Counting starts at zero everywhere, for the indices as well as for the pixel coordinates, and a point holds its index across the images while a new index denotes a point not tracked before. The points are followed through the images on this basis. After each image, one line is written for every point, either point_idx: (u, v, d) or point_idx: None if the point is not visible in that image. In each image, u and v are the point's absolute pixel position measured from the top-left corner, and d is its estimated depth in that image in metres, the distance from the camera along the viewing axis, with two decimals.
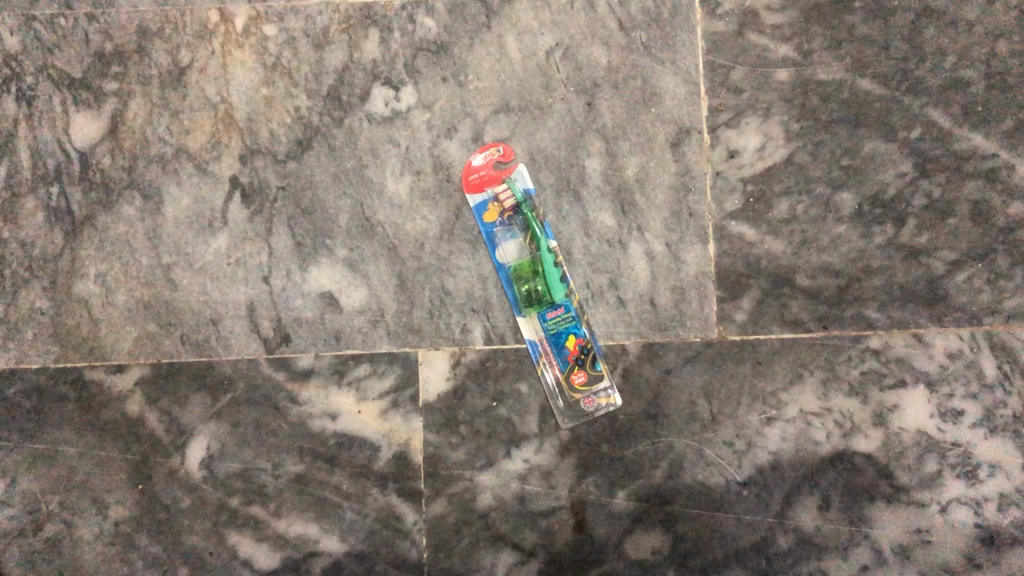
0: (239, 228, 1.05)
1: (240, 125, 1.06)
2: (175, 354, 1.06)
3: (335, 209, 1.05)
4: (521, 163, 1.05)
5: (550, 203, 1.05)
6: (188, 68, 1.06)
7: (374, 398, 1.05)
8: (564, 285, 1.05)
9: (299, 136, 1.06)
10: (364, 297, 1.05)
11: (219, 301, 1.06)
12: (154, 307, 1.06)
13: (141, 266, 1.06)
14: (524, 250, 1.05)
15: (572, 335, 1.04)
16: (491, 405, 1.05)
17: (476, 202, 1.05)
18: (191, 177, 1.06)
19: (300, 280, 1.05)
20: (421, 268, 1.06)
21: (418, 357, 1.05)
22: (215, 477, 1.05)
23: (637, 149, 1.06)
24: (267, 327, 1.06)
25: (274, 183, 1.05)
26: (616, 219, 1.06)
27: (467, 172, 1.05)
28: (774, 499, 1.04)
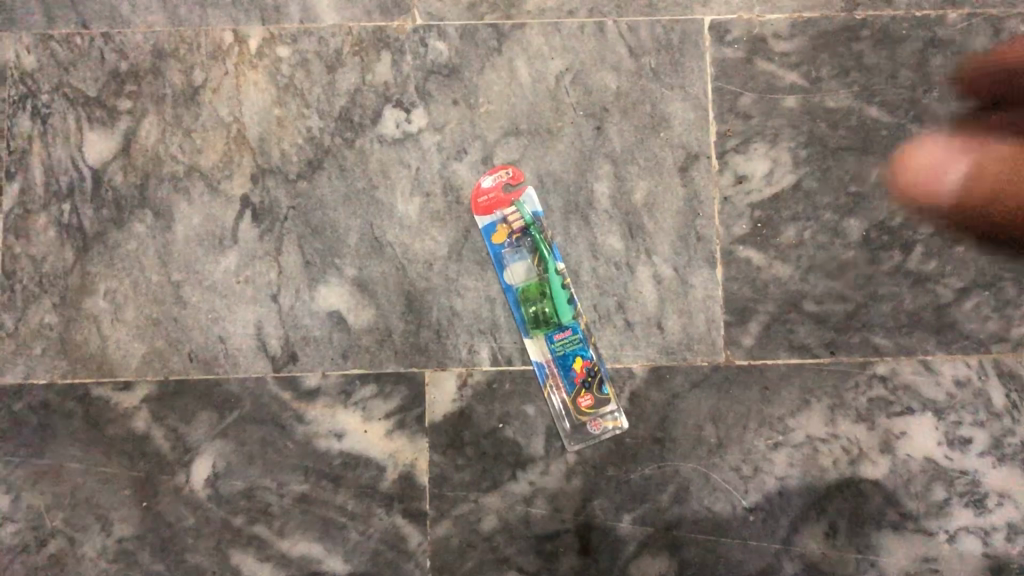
0: (248, 247, 1.06)
1: (252, 144, 1.07)
2: (182, 371, 1.06)
3: (345, 229, 1.06)
4: (530, 186, 1.06)
5: (559, 225, 1.06)
6: (202, 88, 1.07)
7: (380, 418, 1.05)
8: (572, 307, 1.05)
9: (311, 156, 1.06)
10: (372, 317, 1.06)
11: (227, 319, 1.06)
12: (162, 324, 1.06)
13: (151, 283, 1.06)
14: (532, 272, 1.05)
15: (579, 357, 1.04)
16: (497, 426, 1.05)
17: (484, 223, 1.05)
18: (202, 196, 1.06)
19: (309, 299, 1.06)
20: (430, 289, 1.06)
21: (425, 377, 1.05)
22: (221, 495, 1.05)
23: (646, 173, 1.06)
24: (275, 346, 1.06)
25: (285, 203, 1.06)
26: (624, 242, 1.06)
27: (475, 193, 1.06)
28: (781, 525, 1.04)
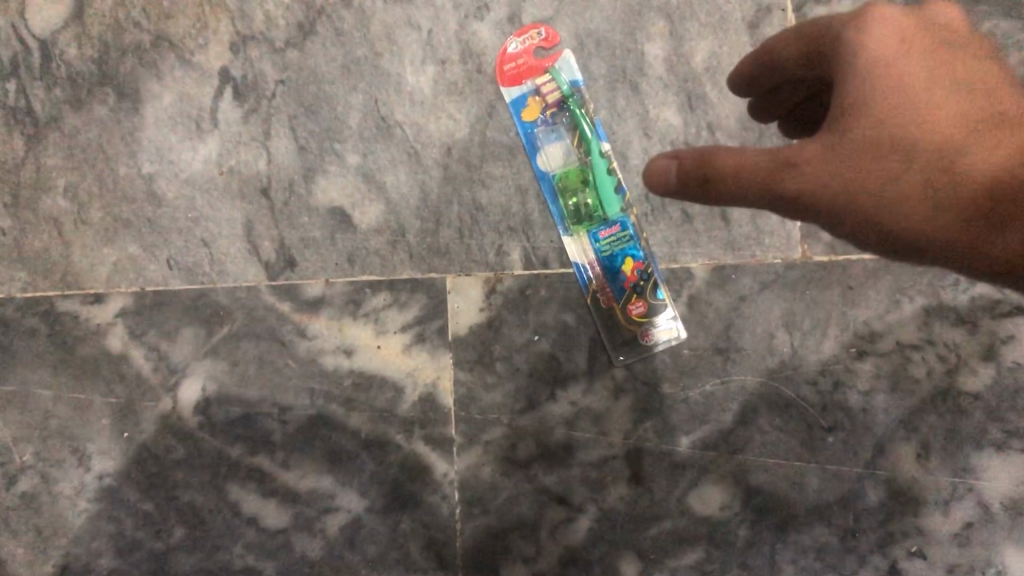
0: (231, 132, 0.89)
1: (230, 5, 0.88)
2: (161, 281, 0.90)
3: (344, 106, 0.88)
4: (567, 49, 0.87)
5: (602, 97, 0.87)
6: None
7: (397, 332, 0.90)
8: (620, 196, 0.88)
9: (301, 18, 0.88)
10: (382, 213, 0.89)
11: (210, 219, 0.90)
12: (135, 225, 0.90)
13: (118, 177, 0.89)
14: (570, 156, 0.88)
15: (629, 257, 0.88)
16: (532, 339, 0.89)
17: (512, 96, 0.87)
18: (174, 71, 0.88)
19: (305, 193, 0.89)
20: (448, 178, 0.89)
21: (447, 284, 0.89)
22: (213, 423, 0.90)
23: (707, 31, 0.87)
24: (267, 249, 0.90)
25: (272, 76, 0.88)
26: (681, 116, 0.87)
27: (501, 59, 0.87)
28: (865, 446, 0.88)
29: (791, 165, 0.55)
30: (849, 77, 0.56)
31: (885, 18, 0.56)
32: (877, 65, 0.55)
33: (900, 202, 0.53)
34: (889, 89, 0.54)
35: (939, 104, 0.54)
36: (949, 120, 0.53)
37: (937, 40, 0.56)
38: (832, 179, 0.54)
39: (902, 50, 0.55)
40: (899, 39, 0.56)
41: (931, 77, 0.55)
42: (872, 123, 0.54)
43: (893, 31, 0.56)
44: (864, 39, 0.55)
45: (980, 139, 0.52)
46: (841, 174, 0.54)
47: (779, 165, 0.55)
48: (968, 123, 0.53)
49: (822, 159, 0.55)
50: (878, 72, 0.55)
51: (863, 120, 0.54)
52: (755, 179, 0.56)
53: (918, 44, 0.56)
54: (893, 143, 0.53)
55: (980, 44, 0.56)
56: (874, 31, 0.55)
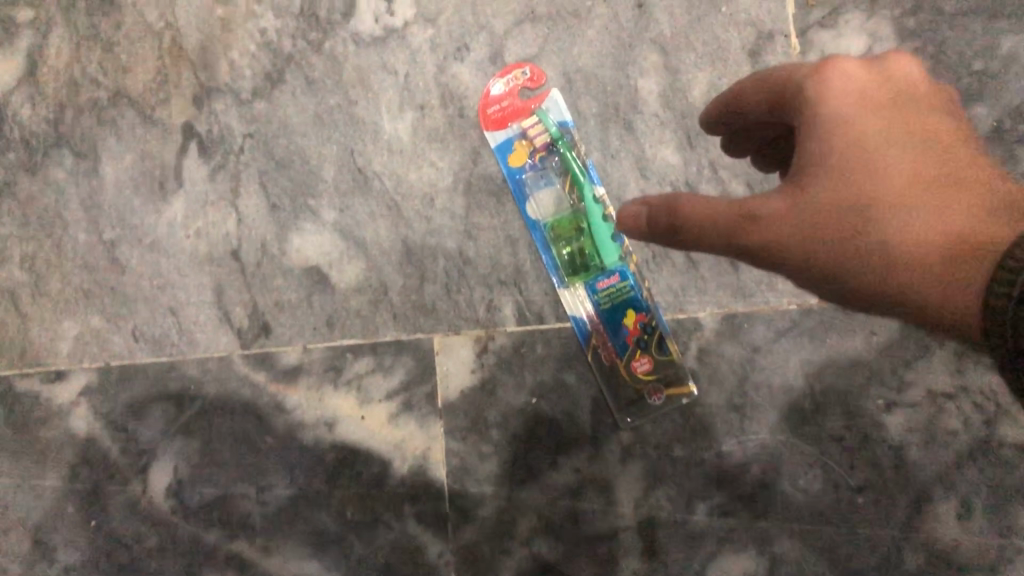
0: (197, 191, 0.82)
1: (191, 56, 0.81)
2: (127, 354, 0.84)
3: (318, 159, 0.82)
4: (555, 88, 0.81)
5: (595, 137, 0.81)
6: None
7: (382, 400, 0.82)
8: (617, 244, 0.81)
9: (268, 67, 0.81)
10: (361, 271, 0.82)
11: (178, 285, 0.83)
12: (98, 296, 0.83)
13: (78, 245, 0.83)
14: (561, 203, 0.81)
15: (631, 309, 0.81)
16: (530, 402, 0.82)
17: (497, 141, 0.81)
18: (134, 128, 0.82)
19: (277, 253, 0.82)
20: (431, 231, 0.82)
21: (435, 345, 0.82)
22: (186, 507, 0.83)
23: (705, 61, 0.80)
24: (240, 315, 0.83)
25: (239, 130, 0.82)
26: (680, 154, 0.80)
27: (483, 101, 0.81)
28: (899, 507, 0.79)
29: (751, 218, 0.51)
30: (811, 131, 0.51)
31: (847, 72, 0.52)
32: (838, 120, 0.51)
33: (860, 262, 0.49)
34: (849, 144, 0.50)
35: (898, 161, 0.49)
36: (915, 180, 0.49)
37: (906, 95, 0.52)
38: (793, 236, 0.50)
39: (865, 105, 0.51)
40: (863, 93, 0.51)
41: (898, 134, 0.50)
42: (832, 178, 0.50)
43: (858, 85, 0.52)
44: (825, 92, 0.51)
45: (945, 201, 0.47)
46: (802, 230, 0.50)
47: (738, 219, 0.51)
48: (927, 183, 0.48)
49: (782, 213, 0.50)
50: (840, 128, 0.51)
51: (826, 176, 0.50)
52: (716, 231, 0.51)
53: (883, 99, 0.51)
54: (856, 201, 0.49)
55: (949, 102, 0.52)
56: (836, 85, 0.51)
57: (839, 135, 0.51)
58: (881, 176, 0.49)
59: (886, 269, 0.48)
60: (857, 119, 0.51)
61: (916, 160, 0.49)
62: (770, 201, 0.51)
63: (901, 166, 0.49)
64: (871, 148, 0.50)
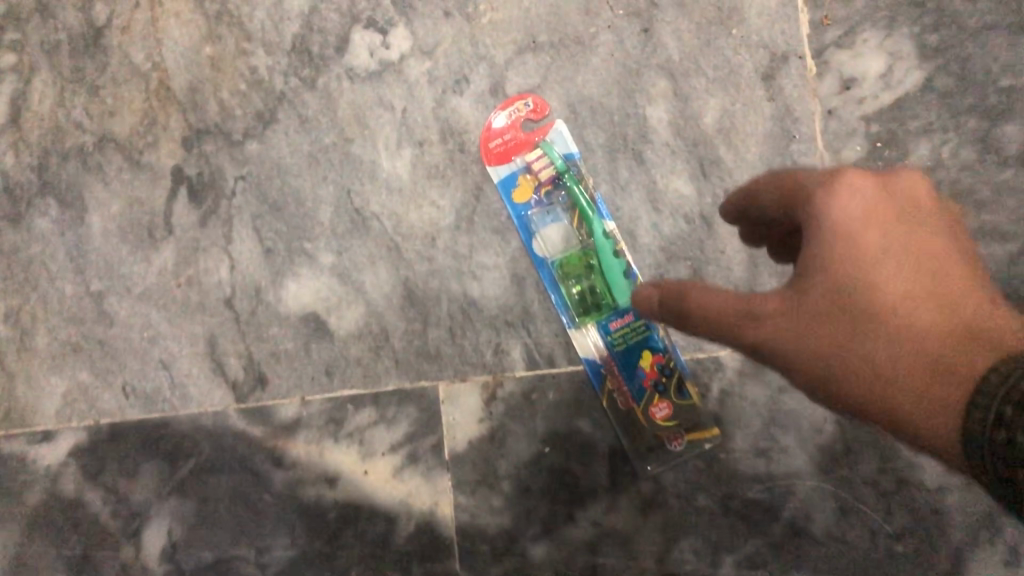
0: (188, 238, 0.78)
1: (180, 97, 0.78)
2: (117, 411, 0.79)
3: (313, 201, 0.78)
4: (559, 119, 0.77)
5: (603, 169, 0.77)
6: (107, 27, 0.78)
7: (385, 453, 0.77)
8: (631, 280, 0.76)
9: (260, 106, 0.78)
10: (361, 317, 0.78)
11: (169, 337, 0.79)
12: (86, 350, 0.79)
13: (64, 297, 0.79)
14: (569, 239, 0.76)
15: (647, 351, 0.76)
16: (542, 451, 0.77)
17: (501, 176, 0.77)
18: (122, 174, 0.78)
19: (273, 300, 0.78)
20: (434, 273, 0.78)
21: (440, 394, 0.77)
22: (181, 572, 0.78)
23: (717, 87, 0.76)
24: (234, 367, 0.79)
25: (231, 173, 0.78)
26: (693, 185, 0.76)
27: (485, 135, 0.77)
28: (940, 556, 0.73)
29: (750, 315, 0.49)
30: (811, 235, 0.49)
31: (855, 181, 0.49)
32: (844, 228, 0.48)
33: (851, 372, 0.46)
34: (849, 252, 0.48)
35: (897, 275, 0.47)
36: (909, 300, 0.46)
37: (911, 210, 0.49)
38: (783, 342, 0.48)
39: (869, 215, 0.48)
40: (869, 206, 0.49)
41: (898, 250, 0.48)
42: (830, 286, 0.48)
43: (864, 195, 0.49)
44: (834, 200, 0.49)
45: (937, 319, 0.44)
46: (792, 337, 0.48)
47: (733, 316, 0.50)
48: (923, 301, 0.45)
49: (777, 317, 0.49)
50: (843, 237, 0.48)
51: (822, 283, 0.48)
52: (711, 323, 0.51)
53: (888, 212, 0.49)
54: (848, 313, 0.47)
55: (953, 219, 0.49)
56: (842, 194, 0.49)
57: (841, 242, 0.48)
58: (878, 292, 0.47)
59: (874, 382, 0.45)
60: (859, 229, 0.48)
61: (917, 280, 0.46)
62: (769, 300, 0.49)
63: (898, 283, 0.46)
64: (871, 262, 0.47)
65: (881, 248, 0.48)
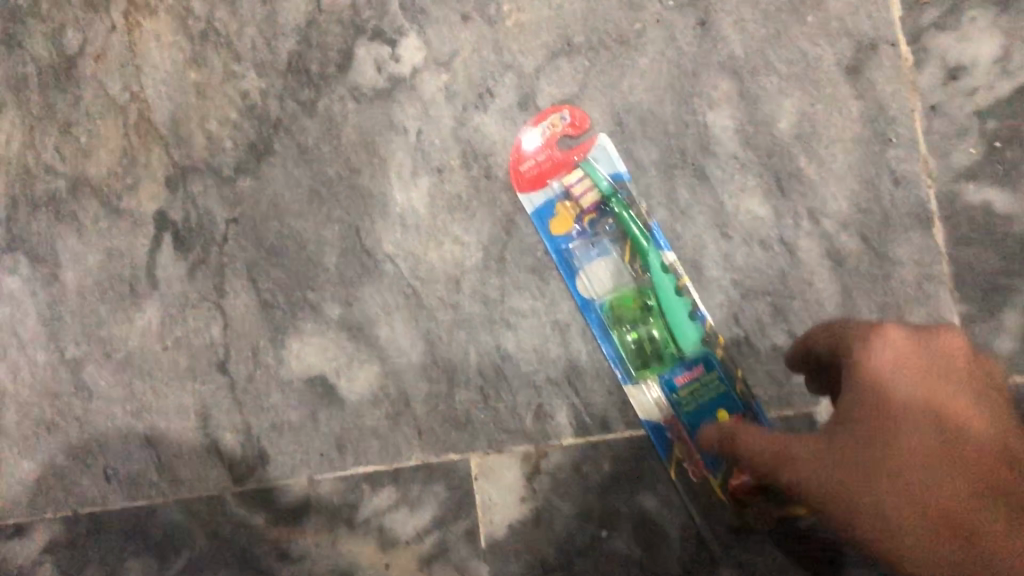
0: (175, 292, 0.67)
1: (163, 131, 0.68)
2: (98, 498, 0.67)
3: (318, 243, 0.67)
4: (602, 133, 0.64)
5: (657, 190, 0.64)
6: (80, 56, 0.68)
7: (409, 542, 0.64)
8: (698, 323, 0.62)
9: (253, 136, 0.67)
10: (376, 378, 0.66)
11: (154, 409, 0.67)
12: (60, 428, 0.68)
13: (36, 366, 0.68)
14: (620, 277, 0.63)
15: (723, 411, 0.61)
16: (599, 536, 0.62)
17: (536, 204, 0.64)
18: (100, 222, 0.68)
19: (273, 361, 0.66)
20: (460, 322, 0.65)
21: (472, 468, 0.64)
22: None
23: (791, 85, 0.64)
24: (230, 442, 0.66)
25: (221, 215, 0.67)
26: (768, 204, 0.63)
27: (514, 155, 0.65)
28: None
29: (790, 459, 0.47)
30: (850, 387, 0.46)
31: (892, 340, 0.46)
32: (872, 379, 0.45)
33: (881, 526, 0.43)
34: (877, 408, 0.45)
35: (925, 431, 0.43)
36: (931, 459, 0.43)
37: (945, 367, 0.45)
38: (812, 485, 0.45)
39: (906, 367, 0.45)
40: (902, 358, 0.46)
41: (927, 402, 0.44)
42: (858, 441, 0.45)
43: (898, 348, 0.46)
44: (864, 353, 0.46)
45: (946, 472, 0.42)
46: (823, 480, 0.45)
47: (774, 453, 0.48)
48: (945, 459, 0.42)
49: (810, 459, 0.46)
50: (868, 388, 0.45)
51: (851, 435, 0.45)
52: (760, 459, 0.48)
53: (919, 365, 0.45)
54: (865, 466, 0.44)
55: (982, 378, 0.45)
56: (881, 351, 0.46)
57: (874, 398, 0.45)
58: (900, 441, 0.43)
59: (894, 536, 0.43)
60: (893, 381, 0.45)
61: (930, 436, 0.43)
62: (804, 444, 0.47)
63: (920, 439, 0.43)
64: (898, 414, 0.44)
65: (911, 403, 0.44)
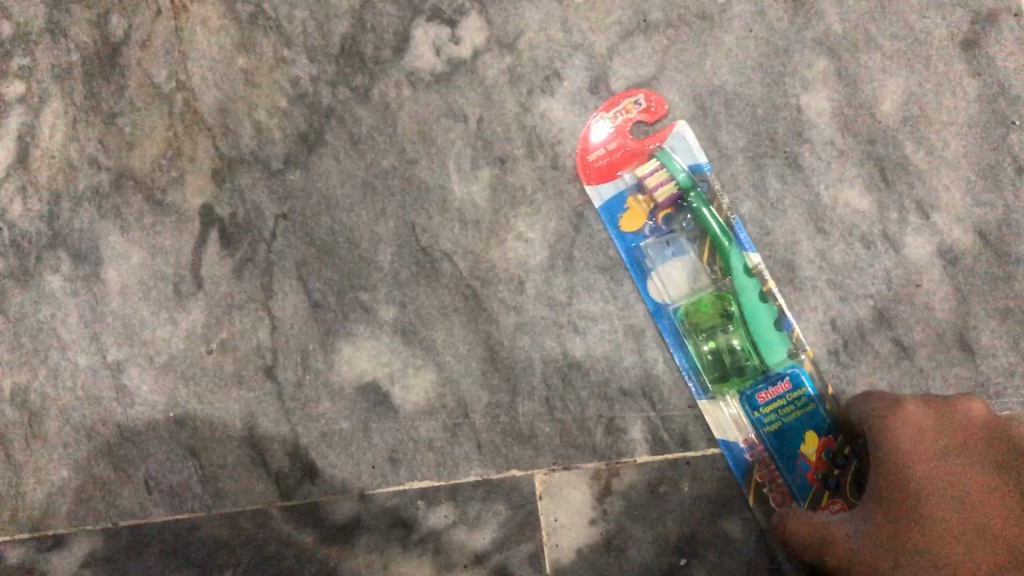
0: (221, 292, 0.63)
1: (210, 121, 0.64)
2: (138, 511, 0.63)
3: (371, 240, 0.62)
4: (681, 122, 0.58)
5: (744, 179, 0.57)
6: (125, 43, 0.65)
7: (467, 566, 0.58)
8: (784, 333, 0.55)
9: (304, 125, 0.63)
10: (432, 386, 0.60)
11: (198, 418, 0.63)
12: (100, 436, 0.64)
13: (77, 370, 0.64)
14: (698, 280, 0.56)
15: (811, 431, 0.54)
16: (678, 564, 0.56)
17: (605, 197, 0.58)
18: (144, 218, 0.64)
19: (323, 366, 0.62)
20: (523, 325, 0.60)
21: (536, 486, 0.59)
22: None
23: (895, 63, 0.57)
24: (277, 453, 0.62)
25: (270, 211, 0.63)
26: (871, 195, 0.56)
27: (585, 142, 0.59)
28: None
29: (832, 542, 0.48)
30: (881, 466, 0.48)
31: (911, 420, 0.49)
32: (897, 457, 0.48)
33: None
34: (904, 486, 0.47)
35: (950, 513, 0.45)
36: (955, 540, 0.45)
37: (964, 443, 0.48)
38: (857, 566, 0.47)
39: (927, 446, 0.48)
40: (923, 438, 0.48)
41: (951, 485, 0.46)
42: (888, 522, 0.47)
43: (919, 426, 0.48)
44: (888, 432, 0.49)
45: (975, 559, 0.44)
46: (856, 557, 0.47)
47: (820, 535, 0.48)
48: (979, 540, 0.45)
49: (849, 541, 0.47)
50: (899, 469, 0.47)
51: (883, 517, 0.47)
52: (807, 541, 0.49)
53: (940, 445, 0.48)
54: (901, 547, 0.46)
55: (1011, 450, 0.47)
56: (905, 429, 0.48)
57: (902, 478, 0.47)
58: (917, 515, 0.46)
59: None
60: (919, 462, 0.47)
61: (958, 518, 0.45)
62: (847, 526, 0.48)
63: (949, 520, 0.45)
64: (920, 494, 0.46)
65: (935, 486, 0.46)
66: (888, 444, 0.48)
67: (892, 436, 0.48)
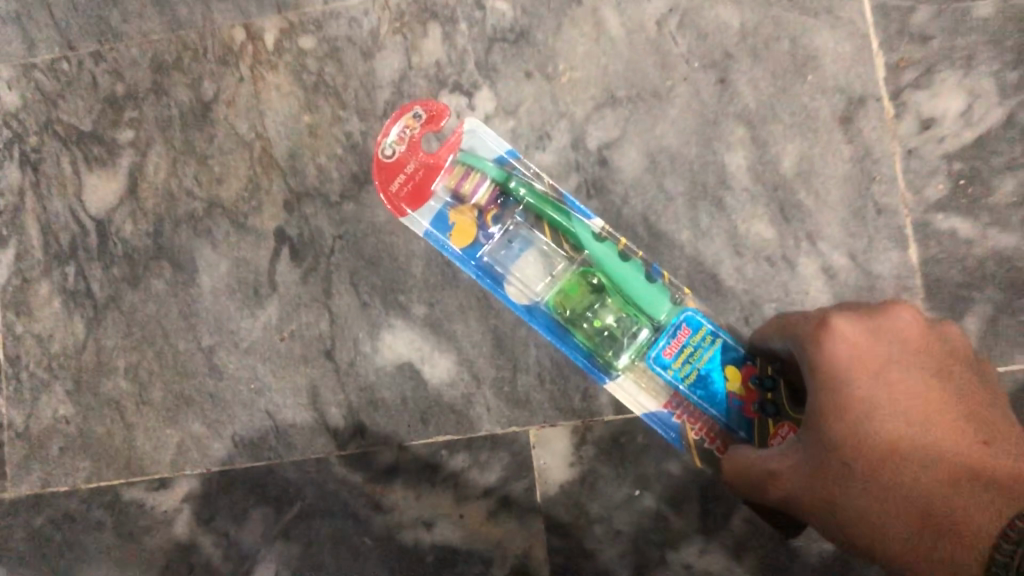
0: (290, 293, 0.83)
1: (282, 163, 0.84)
2: (227, 459, 0.83)
3: (406, 256, 0.82)
4: (462, 122, 0.81)
5: (683, 216, 0.79)
6: (214, 102, 0.84)
7: (479, 497, 0.80)
8: (659, 282, 0.77)
9: (355, 168, 0.83)
10: (453, 366, 0.81)
11: (273, 389, 0.83)
12: (196, 403, 0.84)
13: (177, 353, 0.84)
14: (555, 267, 0.78)
15: (729, 369, 0.74)
16: (634, 494, 0.78)
17: (428, 213, 0.79)
18: (230, 237, 0.84)
19: (370, 351, 0.82)
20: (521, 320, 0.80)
21: (531, 438, 0.80)
22: None
23: (794, 132, 0.79)
24: (335, 415, 0.82)
25: (329, 232, 0.83)
26: (775, 228, 0.78)
27: (388, 185, 0.81)
28: None
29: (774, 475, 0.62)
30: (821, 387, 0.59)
31: (846, 342, 0.58)
32: (828, 378, 0.58)
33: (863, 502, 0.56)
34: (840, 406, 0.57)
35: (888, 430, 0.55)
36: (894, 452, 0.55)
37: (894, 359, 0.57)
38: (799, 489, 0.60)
39: (859, 365, 0.57)
40: (855, 357, 0.58)
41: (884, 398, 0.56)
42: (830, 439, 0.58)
43: (855, 345, 0.58)
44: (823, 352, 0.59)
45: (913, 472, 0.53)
46: (799, 487, 0.60)
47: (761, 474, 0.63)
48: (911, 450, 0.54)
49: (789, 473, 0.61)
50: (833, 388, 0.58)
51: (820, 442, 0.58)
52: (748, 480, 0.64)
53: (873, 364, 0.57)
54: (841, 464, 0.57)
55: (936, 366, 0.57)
56: (838, 349, 0.58)
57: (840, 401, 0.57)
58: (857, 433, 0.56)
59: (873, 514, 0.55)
60: (852, 384, 0.57)
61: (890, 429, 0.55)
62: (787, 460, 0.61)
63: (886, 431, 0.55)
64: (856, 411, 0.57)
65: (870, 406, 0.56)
66: (823, 362, 0.59)
67: (826, 355, 0.59)
